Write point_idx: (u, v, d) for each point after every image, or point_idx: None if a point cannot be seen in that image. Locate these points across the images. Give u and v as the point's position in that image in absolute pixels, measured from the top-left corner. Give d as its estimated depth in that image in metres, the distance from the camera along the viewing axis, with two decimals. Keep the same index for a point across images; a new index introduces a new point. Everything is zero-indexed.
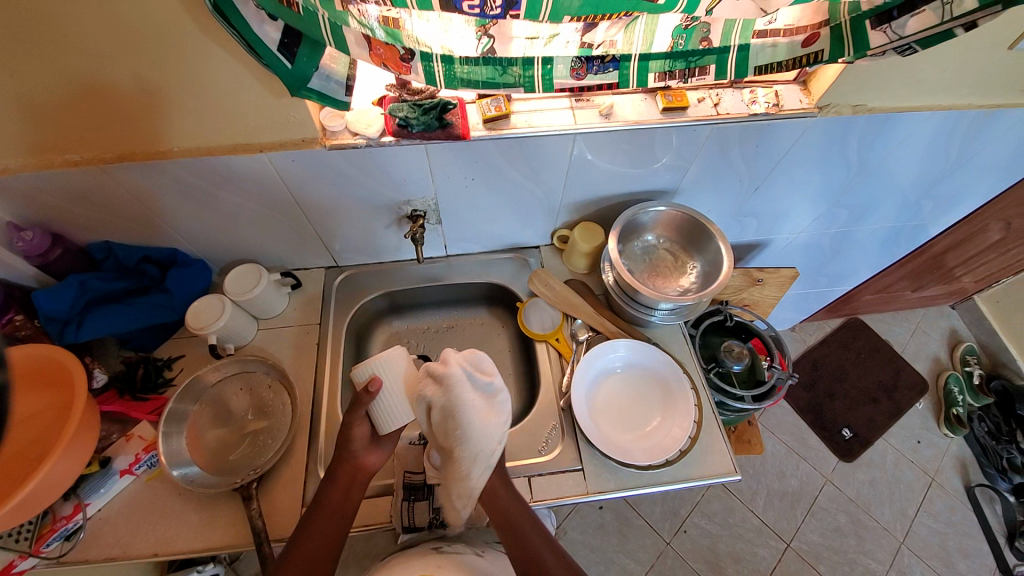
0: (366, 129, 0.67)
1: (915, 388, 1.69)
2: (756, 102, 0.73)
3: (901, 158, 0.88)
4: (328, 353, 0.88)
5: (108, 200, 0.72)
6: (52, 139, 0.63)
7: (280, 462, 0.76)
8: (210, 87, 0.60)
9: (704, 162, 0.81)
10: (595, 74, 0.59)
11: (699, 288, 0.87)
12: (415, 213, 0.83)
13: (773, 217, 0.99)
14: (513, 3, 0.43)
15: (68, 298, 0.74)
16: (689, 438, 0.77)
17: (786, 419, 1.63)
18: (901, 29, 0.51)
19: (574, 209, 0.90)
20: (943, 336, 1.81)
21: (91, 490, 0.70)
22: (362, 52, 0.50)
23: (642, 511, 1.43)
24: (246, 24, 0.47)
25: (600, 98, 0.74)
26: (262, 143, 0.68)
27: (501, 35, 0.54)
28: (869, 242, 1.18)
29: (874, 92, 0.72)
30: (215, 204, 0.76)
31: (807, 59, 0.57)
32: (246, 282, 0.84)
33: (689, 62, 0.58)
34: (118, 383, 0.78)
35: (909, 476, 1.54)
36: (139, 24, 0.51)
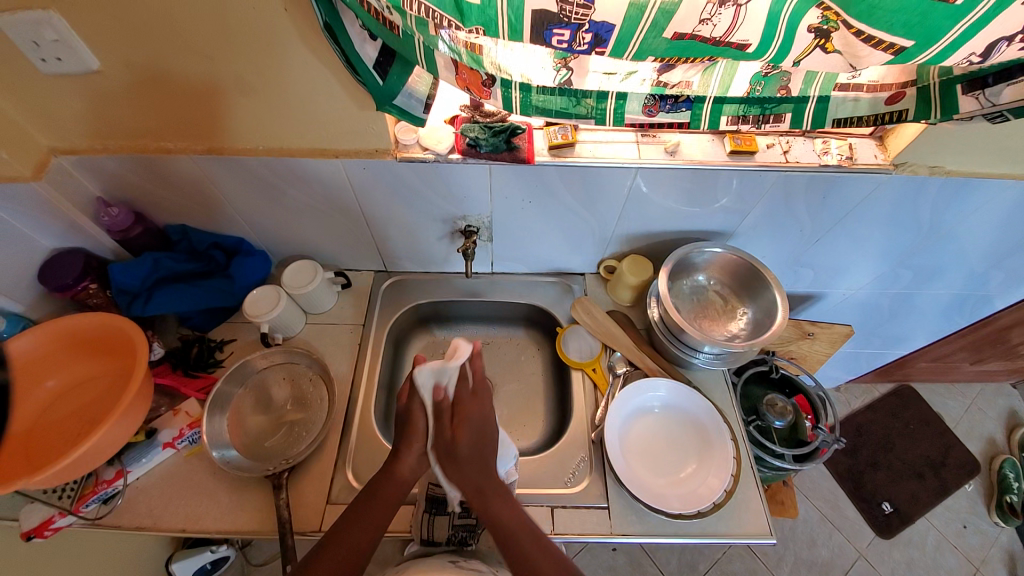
0: (436, 145, 0.70)
1: (968, 469, 1.56)
2: (828, 153, 0.72)
3: (976, 223, 0.83)
4: (368, 355, 0.90)
5: (191, 187, 0.78)
6: (155, 128, 0.69)
7: (311, 456, 0.77)
8: (300, 94, 0.64)
9: (766, 208, 0.80)
10: (668, 112, 0.60)
11: (748, 336, 0.84)
12: (469, 228, 0.85)
13: (830, 270, 0.96)
14: (602, 41, 0.44)
15: (140, 274, 0.80)
16: (724, 491, 0.73)
17: (821, 483, 1.53)
18: (995, 97, 0.50)
19: (625, 241, 0.90)
20: (1004, 417, 1.67)
21: (133, 459, 0.73)
22: (449, 75, 0.54)
23: (658, 559, 1.37)
24: (351, 43, 0.51)
25: (666, 135, 0.74)
26: (338, 149, 0.72)
27: (579, 69, 0.54)
28: (930, 307, 1.12)
29: (954, 154, 0.70)
30: (285, 200, 0.80)
31: (889, 118, 0.56)
32: (303, 276, 0.88)
33: (765, 108, 0.59)
34: (173, 358, 0.82)
35: (950, 563, 1.40)
36: (249, 34, 0.56)
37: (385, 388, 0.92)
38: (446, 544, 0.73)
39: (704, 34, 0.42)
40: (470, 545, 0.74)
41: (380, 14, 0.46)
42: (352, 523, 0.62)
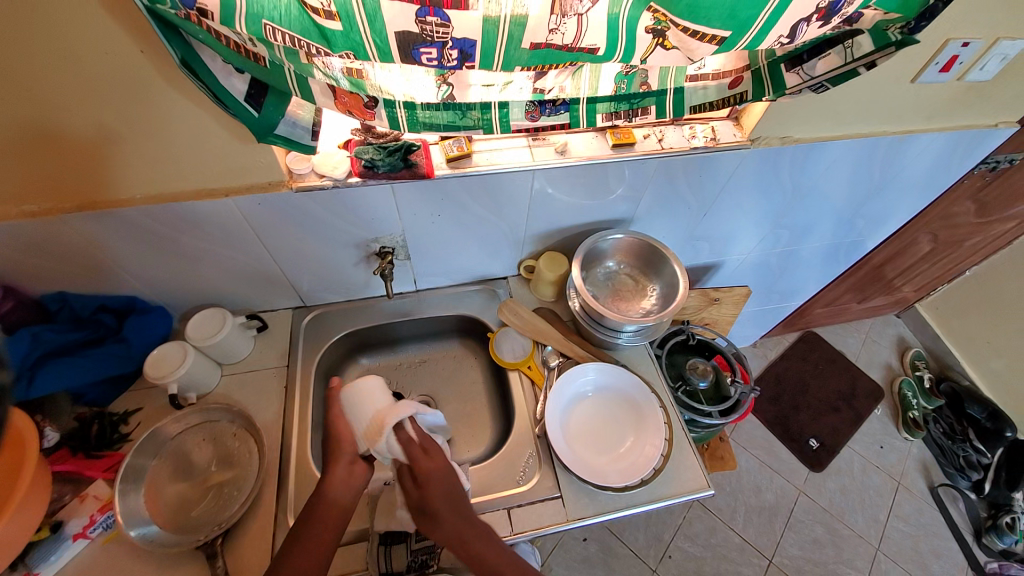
0: (331, 171, 0.69)
1: (871, 395, 1.79)
2: (695, 137, 0.81)
3: (830, 181, 0.97)
4: (298, 395, 0.86)
5: (61, 249, 0.70)
6: (7, 191, 0.62)
7: (248, 513, 0.72)
8: (176, 135, 0.61)
9: (655, 191, 0.87)
10: (548, 115, 0.64)
11: (660, 309, 0.91)
12: (384, 250, 0.85)
13: (724, 239, 1.07)
14: (468, 56, 0.47)
15: (19, 352, 0.70)
16: (661, 456, 0.79)
17: (756, 434, 1.67)
18: (812, 70, 0.59)
19: (538, 240, 0.94)
20: (892, 344, 1.93)
21: (40, 559, 0.64)
22: (328, 101, 0.54)
23: (627, 539, 1.42)
24: (212, 75, 0.49)
25: (554, 137, 0.79)
26: (228, 187, 0.69)
27: (460, 83, 0.57)
28: (812, 259, 1.27)
29: (798, 125, 0.81)
30: (177, 249, 0.75)
31: (734, 100, 0.64)
32: (209, 326, 0.82)
33: (632, 103, 0.65)
34: (71, 441, 0.73)
35: (876, 481, 1.60)
36: (105, 78, 0.53)
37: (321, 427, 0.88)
38: (407, 572, 0.70)
39: (557, 42, 0.46)
40: (431, 567, 0.72)
41: (243, 47, 0.46)
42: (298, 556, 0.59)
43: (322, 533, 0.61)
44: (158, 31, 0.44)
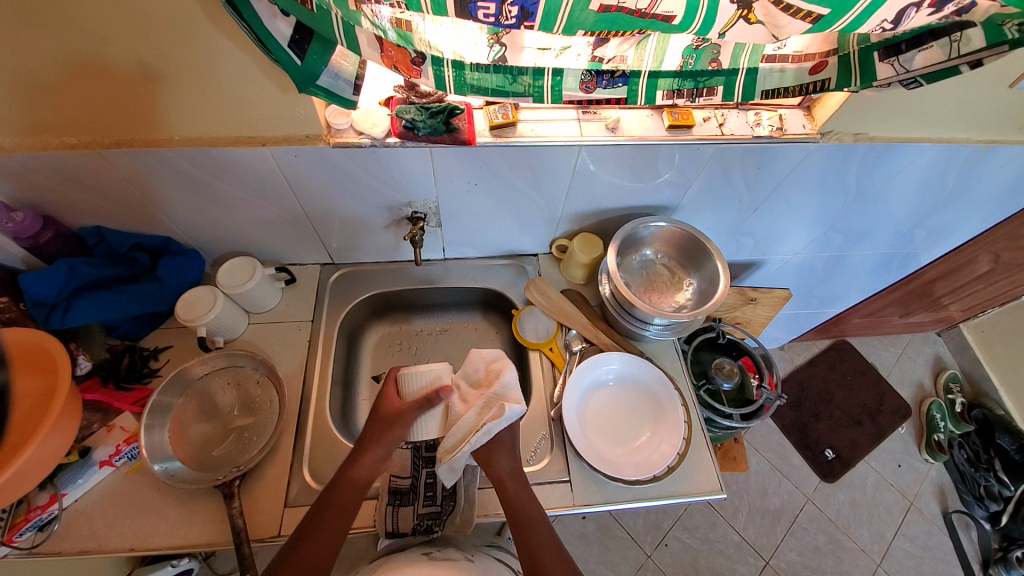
0: (370, 129, 0.67)
1: (899, 412, 1.72)
2: (760, 125, 0.74)
3: (898, 187, 0.89)
4: (319, 351, 0.86)
5: (103, 184, 0.70)
6: (49, 121, 0.62)
7: (263, 460, 0.74)
8: (218, 78, 0.59)
9: (706, 180, 0.82)
10: (605, 88, 0.59)
11: (694, 305, 0.88)
12: (415, 215, 0.83)
13: (769, 237, 1.01)
14: (529, 14, 0.43)
15: (56, 283, 0.72)
16: (677, 454, 0.77)
17: (770, 437, 1.64)
18: (909, 63, 0.52)
19: (574, 220, 0.90)
20: (929, 363, 1.84)
21: (69, 480, 0.68)
22: (374, 54, 0.50)
23: (625, 522, 1.43)
24: (257, 17, 0.47)
25: (606, 112, 0.74)
26: (265, 136, 0.67)
27: (513, 44, 0.54)
28: (861, 267, 1.20)
29: (876, 121, 0.73)
30: (213, 195, 0.75)
31: (814, 87, 0.58)
32: (239, 275, 0.83)
33: (699, 81, 0.59)
34: (102, 371, 0.76)
35: (888, 499, 1.56)
36: (148, 11, 0.50)
37: (340, 384, 0.89)
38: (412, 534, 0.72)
39: (629, 6, 0.42)
40: (437, 532, 0.73)
41: None
42: (327, 521, 0.63)
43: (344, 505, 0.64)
44: None
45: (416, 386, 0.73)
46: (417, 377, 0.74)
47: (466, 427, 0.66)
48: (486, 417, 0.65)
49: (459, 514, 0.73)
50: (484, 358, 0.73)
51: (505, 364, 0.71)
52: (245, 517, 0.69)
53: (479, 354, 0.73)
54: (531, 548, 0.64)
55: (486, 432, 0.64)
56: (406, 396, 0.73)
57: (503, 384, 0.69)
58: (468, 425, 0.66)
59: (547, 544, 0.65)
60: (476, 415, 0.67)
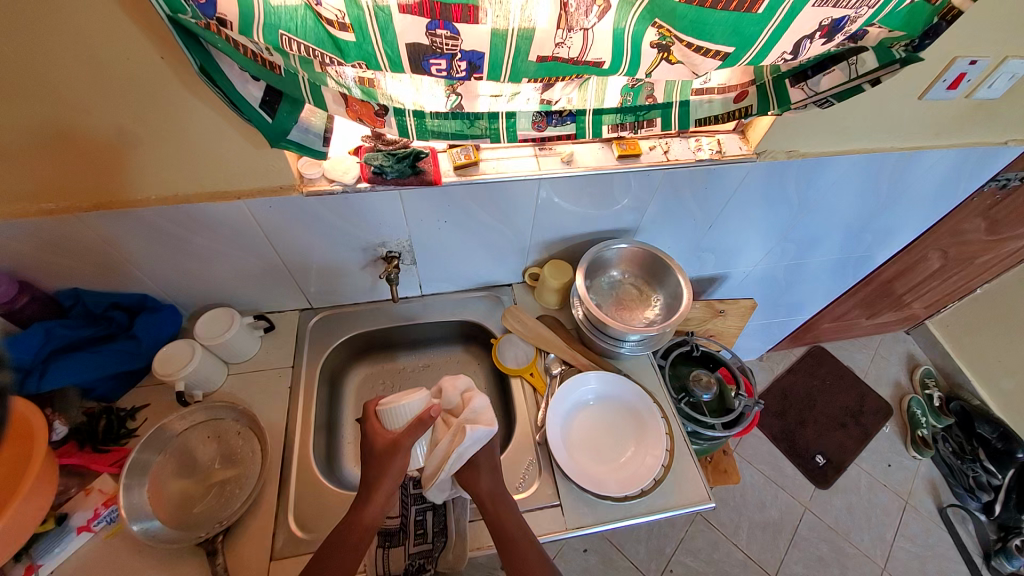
0: (342, 176, 0.71)
1: (879, 412, 1.76)
2: (701, 149, 0.81)
3: (838, 195, 0.97)
4: (301, 395, 0.87)
5: (81, 246, 0.72)
6: (28, 189, 0.64)
7: (248, 512, 0.73)
8: (192, 139, 0.63)
9: (661, 203, 0.88)
10: (555, 126, 0.65)
11: (663, 319, 0.91)
12: (390, 254, 0.86)
13: (729, 251, 1.07)
14: (476, 67, 0.48)
15: (31, 347, 0.71)
16: (662, 466, 0.79)
17: (761, 448, 1.66)
18: (816, 86, 0.59)
19: (544, 248, 0.94)
20: (901, 361, 1.91)
21: (44, 551, 0.65)
22: (339, 109, 0.55)
23: (627, 551, 1.40)
24: (230, 83, 0.51)
25: (561, 147, 0.80)
26: (242, 190, 0.71)
27: (468, 93, 0.58)
28: (820, 273, 1.27)
29: (805, 139, 0.81)
30: (190, 249, 0.77)
31: (739, 113, 0.65)
32: (217, 326, 0.84)
33: (638, 115, 0.66)
34: (79, 435, 0.75)
35: (882, 500, 1.57)
36: (125, 80, 0.54)
37: (324, 428, 0.89)
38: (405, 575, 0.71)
39: (563, 55, 0.47)
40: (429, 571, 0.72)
41: (260, 56, 0.48)
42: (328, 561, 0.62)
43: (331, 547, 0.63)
44: (179, 40, 0.45)
45: (404, 416, 0.65)
46: (402, 408, 0.65)
47: (441, 453, 0.65)
48: (457, 445, 0.64)
49: (451, 551, 0.72)
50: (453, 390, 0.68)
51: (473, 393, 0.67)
52: (231, 574, 0.68)
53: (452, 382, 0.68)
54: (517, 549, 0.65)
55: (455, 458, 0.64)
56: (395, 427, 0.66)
57: (472, 410, 0.66)
58: (444, 451, 0.65)
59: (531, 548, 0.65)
60: (449, 442, 0.65)
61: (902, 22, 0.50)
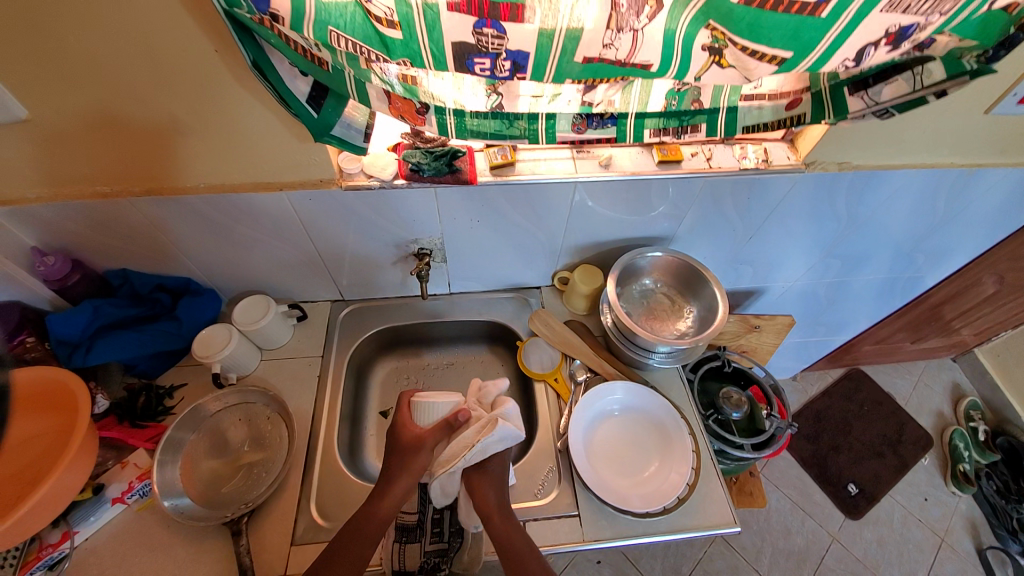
0: (380, 172, 0.72)
1: (920, 442, 1.66)
2: (746, 158, 0.78)
3: (888, 212, 0.92)
4: (328, 385, 0.88)
5: (133, 230, 0.76)
6: (88, 172, 0.68)
7: (271, 497, 0.75)
8: (239, 130, 0.65)
9: (699, 211, 0.85)
10: (595, 128, 0.64)
11: (695, 332, 0.89)
12: (422, 251, 0.87)
13: (767, 265, 1.03)
14: (520, 67, 0.47)
15: (80, 323, 0.76)
16: (687, 484, 0.76)
17: (789, 472, 1.59)
18: (877, 95, 0.56)
19: (574, 252, 0.93)
20: (947, 390, 1.79)
21: (81, 518, 0.69)
22: (382, 106, 0.56)
23: (643, 566, 1.37)
24: (280, 79, 0.52)
25: (599, 150, 0.79)
26: (283, 182, 0.73)
27: (509, 93, 0.58)
28: (864, 292, 1.20)
29: (857, 151, 0.77)
30: (232, 236, 0.79)
31: (791, 121, 0.62)
32: (253, 313, 0.87)
33: (682, 120, 0.64)
34: (119, 409, 0.78)
35: (918, 536, 1.48)
36: (181, 72, 0.57)
37: (348, 419, 0.90)
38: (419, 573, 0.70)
39: (610, 57, 0.46)
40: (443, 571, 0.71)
41: (309, 52, 0.48)
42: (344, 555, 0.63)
43: (347, 539, 0.65)
44: (234, 34, 0.46)
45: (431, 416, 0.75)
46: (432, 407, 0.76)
47: (463, 443, 0.69)
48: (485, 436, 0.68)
49: (467, 551, 0.72)
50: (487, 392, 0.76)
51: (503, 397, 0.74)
52: (252, 555, 0.69)
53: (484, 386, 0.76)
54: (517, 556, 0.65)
55: (476, 446, 0.67)
56: (424, 424, 0.75)
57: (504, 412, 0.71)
58: (468, 438, 0.69)
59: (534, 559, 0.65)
60: (475, 432, 0.69)
61: (974, 31, 0.46)
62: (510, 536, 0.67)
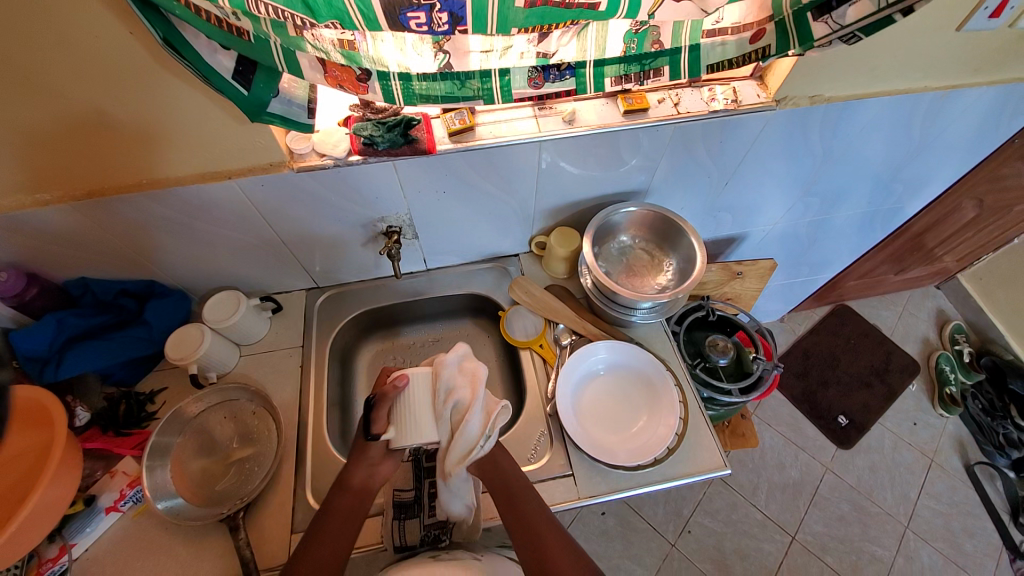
0: (332, 149, 0.68)
1: (907, 369, 1.70)
2: (714, 100, 0.75)
3: (864, 144, 0.90)
4: (312, 376, 0.87)
5: (83, 236, 0.72)
6: (23, 181, 0.63)
7: (267, 489, 0.75)
8: (177, 118, 0.60)
9: (672, 161, 0.83)
10: (553, 82, 0.60)
11: (676, 285, 0.88)
12: (390, 229, 0.84)
13: (746, 210, 1.01)
14: (458, 19, 0.44)
15: (45, 338, 0.73)
16: (676, 435, 0.77)
17: (781, 410, 1.63)
18: (842, 19, 0.52)
19: (549, 215, 0.91)
20: (931, 317, 1.83)
21: (75, 531, 0.68)
22: (317, 75, 0.52)
23: (646, 513, 1.42)
24: (198, 55, 0.48)
25: (562, 105, 0.75)
26: (231, 170, 0.68)
27: (458, 50, 0.54)
28: (845, 228, 1.20)
29: (828, 82, 0.74)
30: (191, 233, 0.76)
31: (756, 55, 0.58)
32: (224, 309, 0.84)
33: (644, 65, 0.61)
34: (100, 420, 0.77)
35: (908, 459, 1.54)
36: (96, 59, 0.52)
37: (337, 406, 0.89)
38: (421, 546, 0.72)
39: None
40: (444, 540, 0.73)
41: (226, 23, 0.44)
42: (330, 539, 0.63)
43: (353, 516, 0.66)
44: (137, 10, 0.43)
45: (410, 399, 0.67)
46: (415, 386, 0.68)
47: (458, 410, 0.67)
48: (471, 399, 0.67)
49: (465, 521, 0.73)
50: (457, 355, 0.71)
51: (477, 363, 0.71)
52: (254, 547, 0.70)
53: (446, 358, 0.70)
54: (539, 545, 0.64)
55: (490, 435, 0.68)
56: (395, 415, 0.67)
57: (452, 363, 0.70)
58: (477, 428, 0.67)
59: (561, 554, 0.64)
60: (482, 419, 0.68)
61: None
62: (546, 544, 0.64)
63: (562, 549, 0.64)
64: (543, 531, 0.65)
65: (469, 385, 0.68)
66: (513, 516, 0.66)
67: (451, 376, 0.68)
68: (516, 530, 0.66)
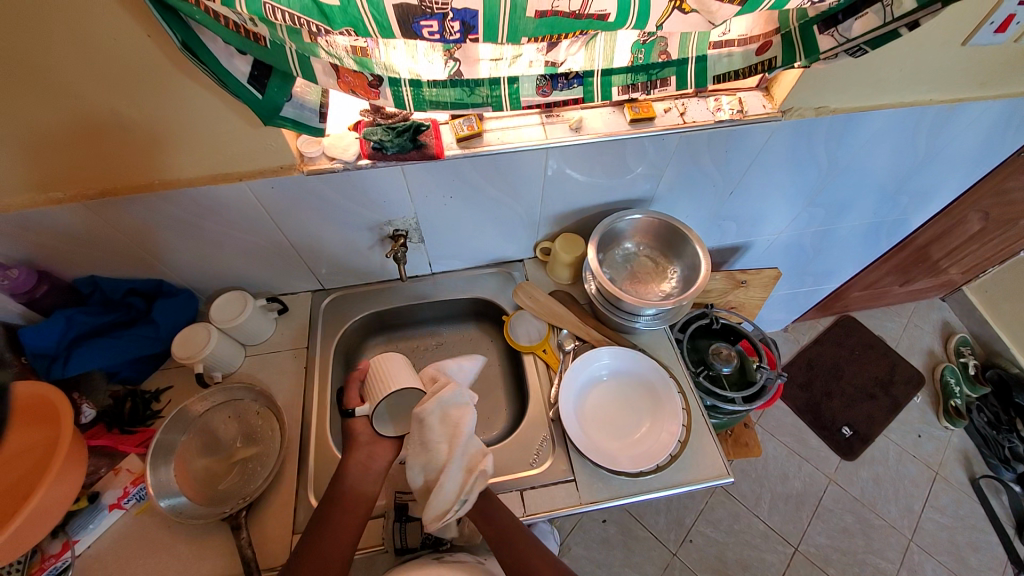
0: (342, 153, 0.69)
1: (911, 382, 1.69)
2: (720, 110, 0.76)
3: (870, 155, 0.90)
4: (316, 377, 0.87)
5: (95, 235, 0.73)
6: (37, 179, 0.64)
7: (269, 489, 0.75)
8: (190, 120, 0.62)
9: (677, 169, 0.83)
10: (561, 90, 0.61)
11: (680, 292, 0.88)
12: (397, 232, 0.85)
13: (751, 219, 1.02)
14: (470, 28, 0.45)
15: (54, 335, 0.74)
16: (678, 442, 0.77)
17: (785, 421, 1.62)
18: (848, 32, 0.53)
19: (555, 221, 0.91)
20: (936, 329, 1.82)
21: (79, 527, 0.69)
22: (330, 80, 0.53)
23: (647, 522, 1.41)
24: (214, 59, 0.49)
25: (569, 113, 0.76)
26: (242, 171, 0.70)
27: (467, 58, 0.55)
28: (850, 238, 1.20)
29: (834, 93, 0.75)
30: (200, 234, 0.77)
31: (762, 67, 0.59)
32: (231, 309, 0.85)
33: (651, 74, 0.61)
34: (106, 417, 0.77)
35: (912, 471, 1.53)
36: (114, 61, 0.53)
37: (340, 407, 0.90)
38: (423, 549, 0.71)
39: (564, 9, 0.44)
40: (445, 544, 0.73)
41: (243, 28, 0.45)
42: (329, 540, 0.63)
43: (355, 518, 0.66)
44: (156, 14, 0.44)
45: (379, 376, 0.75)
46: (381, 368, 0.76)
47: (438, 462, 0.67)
48: (453, 451, 0.66)
49: (467, 525, 0.74)
50: (440, 402, 0.69)
51: (464, 412, 0.69)
52: (255, 547, 0.70)
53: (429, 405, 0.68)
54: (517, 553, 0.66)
55: (467, 498, 0.65)
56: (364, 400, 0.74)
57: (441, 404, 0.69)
58: (455, 487, 0.65)
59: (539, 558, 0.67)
60: (461, 478, 0.66)
61: None
62: (525, 551, 0.67)
63: (538, 555, 0.67)
64: (519, 539, 0.67)
65: (449, 439, 0.67)
66: (500, 542, 0.67)
67: (434, 422, 0.68)
68: (497, 546, 0.67)
